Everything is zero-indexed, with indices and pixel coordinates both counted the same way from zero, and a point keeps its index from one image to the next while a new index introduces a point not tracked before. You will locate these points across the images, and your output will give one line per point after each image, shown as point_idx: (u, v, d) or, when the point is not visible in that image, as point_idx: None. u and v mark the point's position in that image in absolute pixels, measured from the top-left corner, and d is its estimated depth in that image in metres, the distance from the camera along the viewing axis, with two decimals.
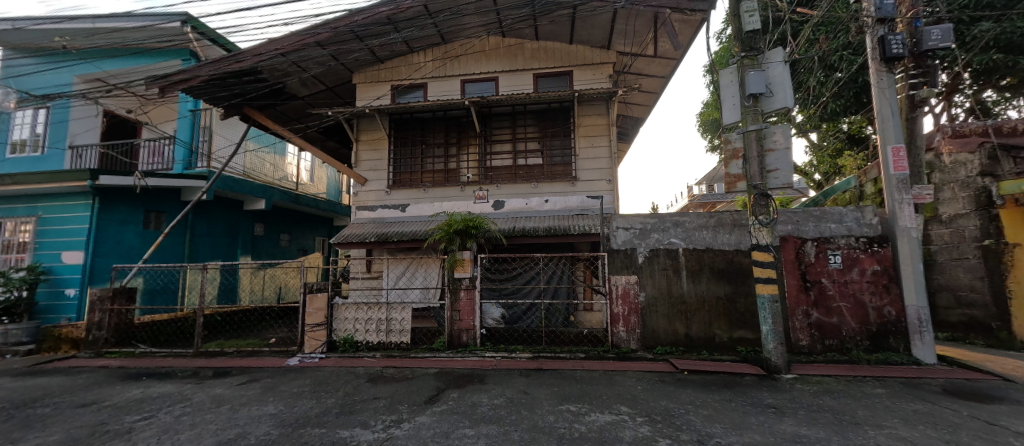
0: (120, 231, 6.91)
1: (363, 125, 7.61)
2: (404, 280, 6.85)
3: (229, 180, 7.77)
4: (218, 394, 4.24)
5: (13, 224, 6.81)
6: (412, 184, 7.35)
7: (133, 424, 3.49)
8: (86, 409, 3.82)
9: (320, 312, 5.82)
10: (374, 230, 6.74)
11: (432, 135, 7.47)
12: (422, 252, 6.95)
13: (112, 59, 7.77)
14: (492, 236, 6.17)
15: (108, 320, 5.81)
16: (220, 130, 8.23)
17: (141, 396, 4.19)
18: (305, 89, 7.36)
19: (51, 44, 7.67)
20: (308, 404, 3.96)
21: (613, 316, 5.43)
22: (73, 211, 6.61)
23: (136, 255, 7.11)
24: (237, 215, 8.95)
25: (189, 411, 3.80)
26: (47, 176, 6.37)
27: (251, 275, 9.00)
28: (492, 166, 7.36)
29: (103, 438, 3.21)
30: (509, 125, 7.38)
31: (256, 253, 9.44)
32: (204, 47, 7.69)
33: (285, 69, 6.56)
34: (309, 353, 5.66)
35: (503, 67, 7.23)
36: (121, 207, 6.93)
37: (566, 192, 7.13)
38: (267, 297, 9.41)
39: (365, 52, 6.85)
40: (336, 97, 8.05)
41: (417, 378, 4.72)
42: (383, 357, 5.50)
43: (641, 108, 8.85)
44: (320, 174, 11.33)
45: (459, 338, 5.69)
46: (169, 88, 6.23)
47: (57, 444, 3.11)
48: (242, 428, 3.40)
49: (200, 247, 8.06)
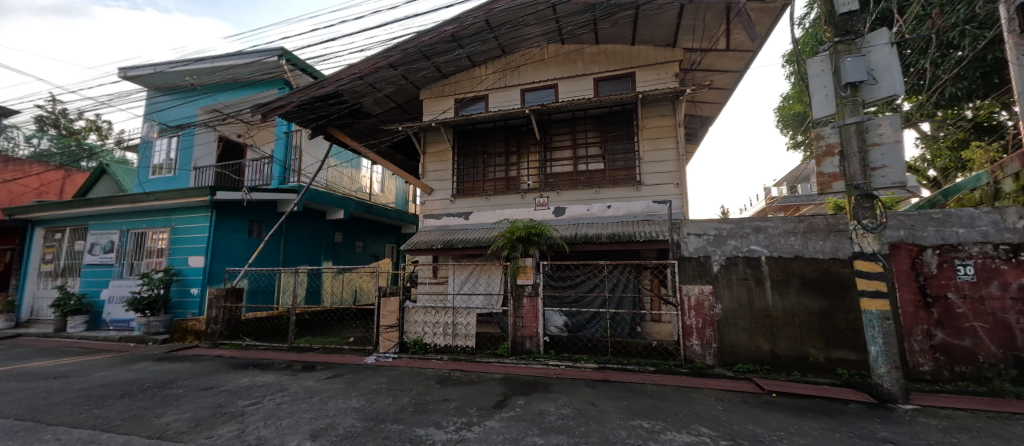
0: (231, 239, 7.99)
1: (429, 138, 8.04)
2: (468, 286, 7.07)
3: (315, 193, 8.68)
4: (309, 386, 4.69)
5: (153, 233, 8.16)
6: (475, 193, 7.59)
7: (244, 408, 3.98)
8: (208, 392, 4.45)
9: (392, 314, 6.21)
10: (440, 237, 7.04)
11: (493, 145, 7.67)
12: (484, 258, 7.12)
13: (225, 92, 9.14)
14: (554, 243, 6.15)
15: (222, 315, 6.74)
16: (308, 148, 9.23)
17: (249, 384, 4.78)
18: (378, 108, 7.98)
19: (182, 82, 9.20)
20: (386, 400, 4.22)
21: (686, 328, 5.08)
22: (197, 222, 7.82)
23: (243, 259, 8.19)
24: (320, 224, 9.92)
25: (287, 400, 4.24)
26: (179, 193, 7.62)
27: (332, 278, 9.90)
28: (552, 172, 7.36)
29: (223, 419, 3.71)
30: (569, 131, 7.34)
31: (336, 258, 10.38)
32: (296, 76, 8.71)
33: (362, 91, 7.18)
34: (383, 353, 6.06)
35: (563, 74, 7.23)
36: (231, 217, 8.04)
37: (630, 197, 6.90)
38: (346, 299, 10.27)
39: (431, 69, 7.28)
40: (405, 113, 8.62)
41: (483, 382, 4.81)
42: (450, 360, 5.71)
43: (711, 106, 8.32)
44: (389, 185, 12.16)
45: (523, 345, 5.71)
46: (269, 113, 7.12)
47: (190, 420, 3.66)
48: (332, 418, 3.72)
49: (291, 253, 9.06)
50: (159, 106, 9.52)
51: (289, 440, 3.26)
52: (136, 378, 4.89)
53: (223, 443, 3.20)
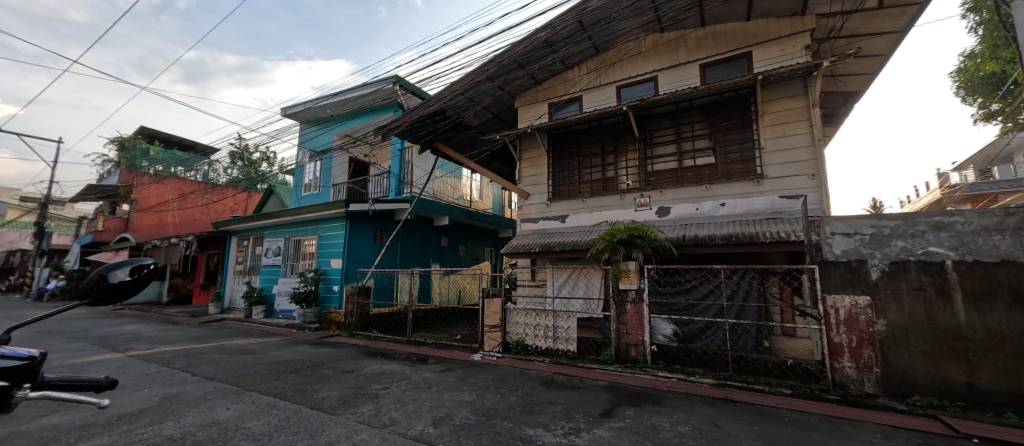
0: (360, 244, 9.34)
1: (525, 145, 8.24)
2: (567, 289, 7.00)
3: (425, 202, 9.63)
4: (428, 377, 5.18)
5: (305, 240, 9.99)
6: (571, 195, 7.54)
7: (378, 391, 4.57)
8: (350, 375, 5.23)
9: (496, 315, 6.50)
10: (538, 240, 7.14)
11: (589, 146, 7.55)
12: (583, 262, 7.02)
13: (353, 118, 10.80)
14: (660, 246, 5.76)
15: (356, 309, 7.90)
16: (418, 162, 10.35)
17: (379, 370, 5.49)
18: (478, 120, 8.51)
19: (323, 114, 11.14)
20: (495, 397, 4.41)
21: (833, 347, 4.24)
22: (335, 230, 9.32)
23: (369, 261, 9.47)
24: (428, 230, 10.96)
25: (410, 388, 4.74)
26: (323, 207, 9.18)
27: (440, 279, 10.84)
28: (653, 170, 6.93)
29: (362, 399, 4.31)
30: (672, 124, 6.83)
31: (442, 261, 11.33)
32: (407, 98, 9.85)
33: (463, 106, 7.73)
34: (489, 352, 6.37)
35: (663, 64, 6.77)
36: (361, 226, 9.37)
37: (750, 193, 6.11)
38: (451, 298, 11.14)
39: (526, 77, 7.49)
40: (501, 123, 9.02)
41: (588, 388, 4.70)
42: (552, 363, 5.74)
43: (858, 78, 6.91)
44: (487, 192, 12.84)
45: (627, 353, 5.43)
46: (387, 134, 8.11)
47: (339, 398, 4.34)
48: (449, 409, 4.04)
49: (407, 256, 10.19)
50: (307, 135, 11.69)
51: (415, 424, 3.62)
52: (299, 358, 6.01)
53: (365, 420, 3.71)
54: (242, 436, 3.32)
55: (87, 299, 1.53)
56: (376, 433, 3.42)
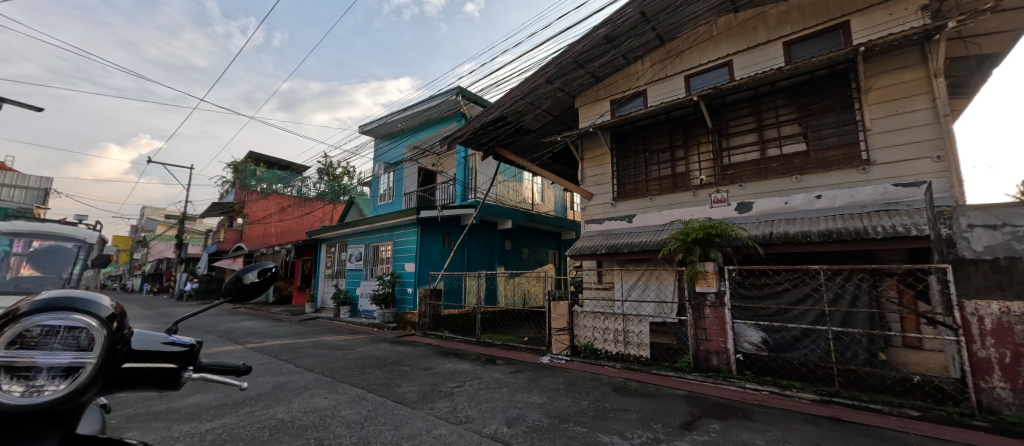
0: (431, 249, 9.92)
1: (587, 144, 8.09)
2: (637, 292, 6.71)
3: (489, 206, 9.95)
4: (498, 378, 5.30)
5: (382, 245, 10.85)
6: (638, 194, 7.23)
7: (453, 389, 4.79)
8: (426, 372, 5.56)
9: (563, 317, 6.44)
10: (604, 241, 6.94)
11: (656, 141, 7.19)
12: (654, 263, 6.69)
13: (420, 130, 11.51)
14: (741, 244, 5.30)
15: (429, 310, 8.38)
16: (482, 168, 10.85)
17: (453, 369, 5.74)
18: (538, 123, 8.56)
19: (395, 128, 12.05)
20: (566, 401, 4.35)
21: (977, 364, 3.51)
22: (408, 236, 10.01)
23: (439, 265, 10.00)
24: (493, 234, 11.26)
25: (482, 388, 4.88)
26: (396, 214, 9.90)
27: (505, 282, 11.07)
28: (731, 162, 6.39)
29: (439, 396, 4.54)
30: (752, 111, 6.26)
31: (507, 264, 11.56)
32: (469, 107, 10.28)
33: (523, 110, 7.83)
34: (557, 354, 6.33)
35: (739, 47, 6.24)
36: (430, 231, 9.93)
37: (853, 182, 5.36)
38: (517, 300, 11.32)
39: (587, 76, 7.39)
40: (562, 124, 8.99)
41: (665, 396, 4.42)
42: (624, 368, 5.52)
43: (996, 37, 5.73)
44: (549, 194, 12.85)
45: (708, 361, 5.01)
46: (452, 143, 8.42)
47: (419, 393, 4.62)
48: (521, 410, 4.08)
49: (473, 259, 10.60)
50: (381, 148, 12.71)
51: (489, 423, 3.72)
52: (381, 355, 6.52)
53: (443, 416, 3.90)
54: (339, 423, 3.67)
55: (227, 298, 1.78)
56: (455, 429, 3.57)
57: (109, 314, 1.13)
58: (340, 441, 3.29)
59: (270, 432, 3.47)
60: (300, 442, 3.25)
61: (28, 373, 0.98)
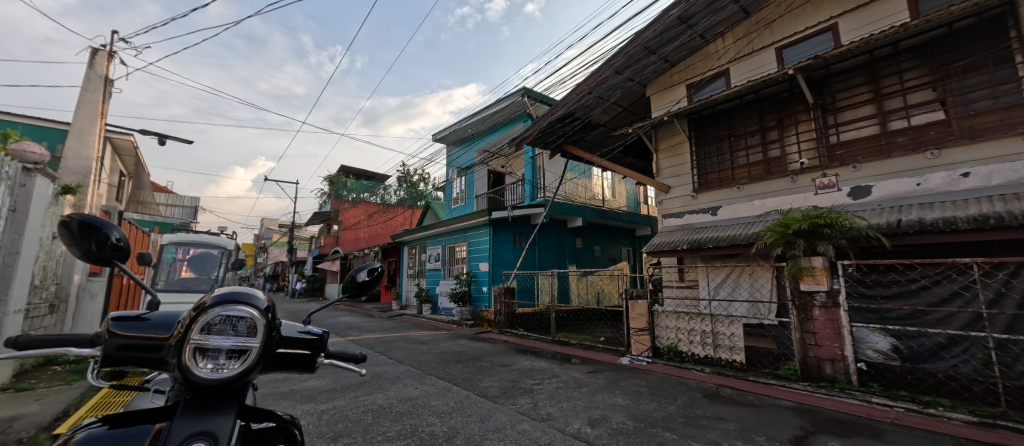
0: (503, 248, 10.21)
1: (662, 134, 7.64)
2: (726, 291, 6.17)
3: (559, 205, 9.96)
4: (577, 377, 5.24)
5: (458, 246, 11.43)
6: (722, 184, 6.64)
7: (533, 386, 4.85)
8: (506, 368, 5.71)
9: (642, 317, 6.17)
10: (685, 236, 6.49)
11: (743, 124, 6.55)
12: (746, 258, 6.11)
13: (489, 134, 11.88)
14: (858, 235, 4.58)
15: (503, 308, 8.62)
16: (549, 167, 10.90)
17: (531, 366, 5.83)
18: (607, 116, 8.32)
19: (465, 134, 12.60)
20: (651, 405, 4.13)
21: None
22: (481, 236, 10.41)
23: (511, 264, 10.26)
24: (563, 232, 11.22)
25: (562, 386, 4.87)
26: (469, 216, 10.37)
27: (577, 281, 10.99)
28: (839, 141, 5.57)
29: (519, 392, 4.64)
30: (866, 80, 5.40)
31: (579, 262, 11.45)
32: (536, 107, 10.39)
33: (591, 105, 7.68)
34: (637, 356, 6.07)
35: (845, 7, 5.42)
36: (502, 232, 10.24)
37: (1019, 154, 4.30)
38: (590, 299, 11.16)
39: (659, 62, 6.99)
40: (633, 115, 8.63)
41: (767, 407, 3.98)
42: (714, 373, 5.11)
43: None
44: (620, 189, 12.40)
45: (820, 370, 4.41)
46: (519, 144, 8.55)
47: (501, 388, 4.77)
48: (604, 411, 3.98)
49: (544, 258, 10.69)
50: (453, 154, 13.38)
51: (572, 422, 3.69)
52: (462, 350, 6.86)
53: (526, 412, 3.97)
54: (430, 412, 3.94)
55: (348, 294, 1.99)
56: (537, 425, 3.61)
57: (263, 307, 1.31)
58: (432, 428, 3.53)
59: (373, 416, 3.86)
60: (398, 427, 3.56)
61: (213, 352, 1.21)
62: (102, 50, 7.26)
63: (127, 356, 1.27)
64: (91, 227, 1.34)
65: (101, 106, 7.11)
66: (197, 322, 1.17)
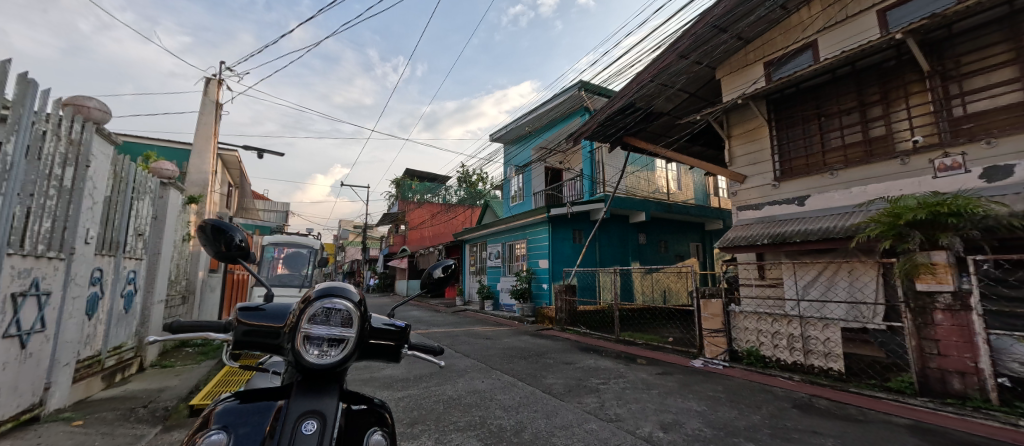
0: (562, 245, 10.16)
1: (736, 119, 7.03)
2: (818, 291, 5.51)
3: (620, 199, 9.66)
4: (645, 378, 5.03)
5: (517, 244, 11.60)
6: (811, 171, 5.92)
7: (598, 385, 4.77)
8: (570, 366, 5.68)
9: (716, 318, 5.75)
10: (765, 230, 5.91)
11: (835, 101, 5.80)
12: (842, 254, 5.42)
13: (545, 130, 11.88)
14: (994, 225, 3.83)
15: (564, 305, 8.58)
16: (609, 161, 10.61)
17: (595, 365, 5.73)
18: (671, 104, 7.85)
19: (522, 132, 12.71)
20: (732, 412, 3.82)
21: None
22: (540, 233, 10.45)
23: (571, 261, 10.17)
24: (625, 228, 10.86)
25: (629, 387, 4.72)
26: (528, 213, 10.45)
27: (641, 278, 10.61)
28: (966, 113, 4.70)
29: (585, 390, 4.58)
30: (1002, 37, 4.52)
31: (642, 259, 11.01)
32: (593, 100, 10.18)
33: (654, 93, 7.30)
34: (711, 359, 5.67)
35: None
36: (561, 228, 10.18)
37: None
38: (656, 298, 10.68)
39: (732, 41, 6.42)
40: (701, 100, 8.08)
41: (875, 423, 3.48)
42: (805, 382, 4.60)
43: None
44: (686, 181, 11.68)
45: (945, 384, 3.76)
46: (577, 139, 8.40)
47: (565, 386, 4.75)
48: (676, 415, 3.77)
49: (605, 254, 10.45)
50: (511, 152, 13.57)
51: (643, 425, 3.56)
52: (525, 346, 6.95)
53: (593, 411, 3.91)
54: (497, 405, 4.06)
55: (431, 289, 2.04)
56: (606, 425, 3.53)
57: (356, 299, 1.39)
58: (500, 421, 3.63)
59: (445, 406, 4.07)
60: (468, 418, 3.71)
61: (317, 339, 1.30)
62: (213, 79, 8.52)
63: (252, 342, 1.46)
64: (219, 230, 1.55)
65: (213, 127, 8.35)
66: (304, 313, 1.27)
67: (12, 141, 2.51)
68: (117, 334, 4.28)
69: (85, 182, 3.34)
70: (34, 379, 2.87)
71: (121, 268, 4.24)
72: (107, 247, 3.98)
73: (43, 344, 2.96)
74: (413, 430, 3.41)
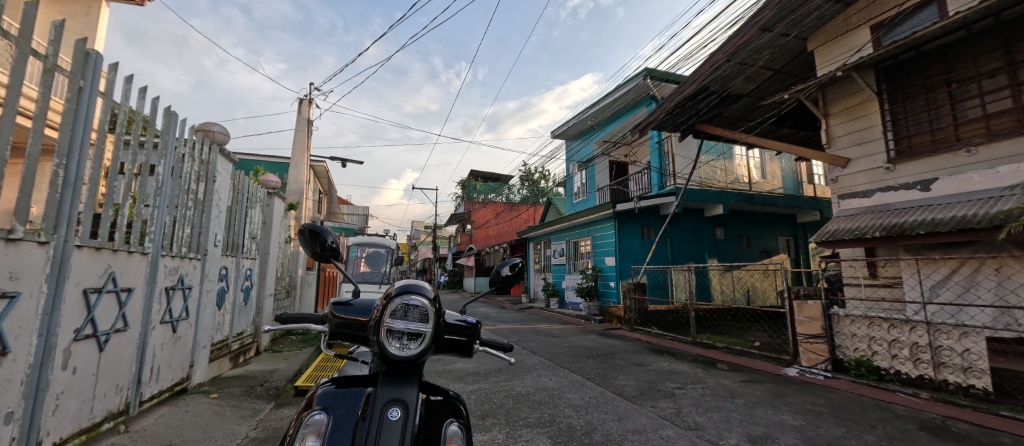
0: (630, 242, 9.77)
1: (835, 95, 6.13)
2: (952, 292, 4.58)
3: (693, 192, 9.00)
4: (728, 386, 4.61)
5: (582, 241, 11.40)
6: (938, 149, 4.93)
7: (674, 390, 4.49)
8: (641, 368, 5.43)
9: (814, 322, 5.07)
10: (876, 220, 5.06)
11: (974, 62, 4.74)
12: (986, 248, 4.44)
13: (609, 123, 11.53)
14: None
15: (633, 304, 8.23)
16: (679, 151, 9.94)
17: (669, 368, 5.40)
18: (752, 84, 7.11)
19: (584, 127, 12.46)
20: (837, 430, 3.34)
21: None
22: (605, 230, 10.16)
23: (640, 258, 9.77)
24: (700, 223, 10.12)
25: (709, 394, 4.37)
26: (593, 210, 10.22)
27: (720, 277, 9.82)
28: None
29: (659, 395, 4.34)
30: None
31: (720, 255, 10.14)
32: (660, 87, 9.64)
33: (731, 74, 6.65)
34: (809, 368, 5.02)
35: None
36: (628, 225, 9.81)
37: None
38: (738, 298, 9.79)
39: (828, 4, 5.52)
40: (789, 77, 7.18)
41: None
42: (935, 400, 3.85)
43: None
44: (772, 168, 10.50)
45: None
46: (643, 130, 7.93)
47: (637, 389, 4.55)
48: (768, 429, 3.40)
49: (678, 251, 9.85)
50: (573, 148, 13.36)
51: (726, 435, 3.27)
52: (593, 345, 6.81)
53: (668, 417, 3.70)
54: (566, 404, 4.03)
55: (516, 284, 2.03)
56: (684, 433, 3.31)
57: (431, 296, 1.46)
58: (570, 420, 3.60)
59: (514, 401, 4.15)
60: (538, 414, 3.75)
61: (398, 333, 1.39)
62: (305, 99, 9.67)
63: (344, 333, 1.62)
64: (316, 233, 1.75)
65: (306, 142, 9.49)
66: (386, 308, 1.36)
67: (162, 163, 3.07)
68: (239, 322, 5.08)
69: (212, 195, 3.98)
70: (182, 358, 3.52)
71: (240, 266, 5.02)
72: (230, 248, 4.74)
73: (188, 329, 3.62)
74: (484, 423, 3.54)
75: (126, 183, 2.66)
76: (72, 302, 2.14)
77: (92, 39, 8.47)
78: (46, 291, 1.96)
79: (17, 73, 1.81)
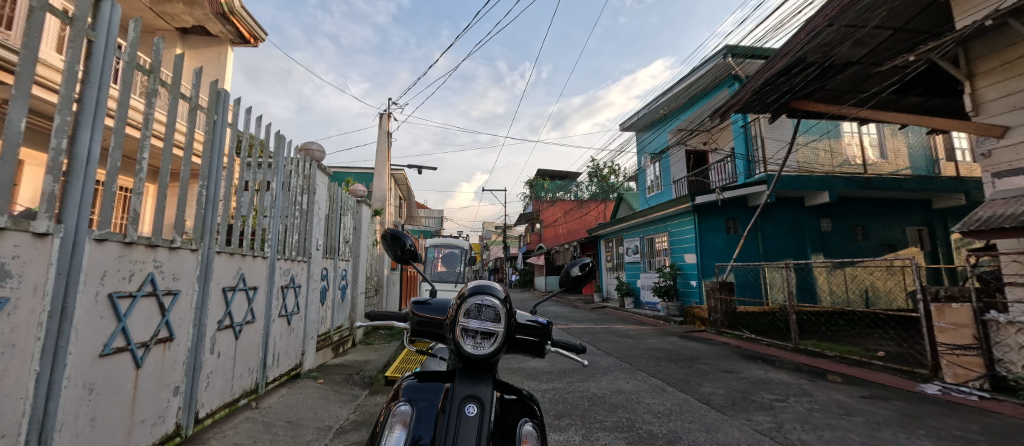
0: (713, 237, 8.96)
1: (985, 49, 4.90)
2: None
3: (789, 179, 7.92)
4: (842, 401, 3.96)
5: (657, 238, 10.75)
6: None
7: (772, 402, 3.99)
8: (731, 375, 4.93)
9: (962, 330, 4.13)
10: None
11: None
12: None
13: (686, 110, 10.72)
14: None
15: (719, 305, 7.52)
16: (770, 133, 8.84)
17: (766, 377, 4.82)
18: (863, 48, 6.01)
19: (656, 116, 11.73)
20: None
21: None
22: (684, 225, 9.45)
23: (726, 255, 8.90)
24: (799, 214, 8.89)
25: (818, 409, 3.79)
26: (668, 204, 9.56)
27: (828, 275, 8.49)
28: None
29: (754, 406, 3.90)
30: None
31: (828, 250, 8.78)
32: (745, 65, 8.66)
33: (836, 40, 5.68)
34: (955, 385, 4.09)
35: None
36: (710, 218, 8.99)
37: None
38: (853, 300, 8.38)
39: None
40: (916, 34, 5.91)
41: None
42: None
43: None
44: (895, 145, 8.79)
45: None
46: (725, 115, 7.20)
47: (726, 398, 4.14)
48: None
49: (772, 246, 8.76)
50: (645, 139, 12.67)
51: None
52: (673, 349, 6.37)
53: (766, 432, 3.29)
54: (646, 409, 3.82)
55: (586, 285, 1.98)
56: None
57: (502, 297, 1.48)
58: (650, 427, 3.41)
59: (589, 403, 4.05)
60: (615, 418, 3.61)
61: (471, 332, 1.44)
62: (385, 114, 10.59)
63: (424, 330, 1.73)
64: (397, 238, 1.90)
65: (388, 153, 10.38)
66: (461, 308, 1.41)
67: (274, 179, 3.60)
68: (338, 317, 5.75)
69: (313, 206, 4.57)
70: (295, 346, 4.09)
71: (338, 267, 5.68)
72: (329, 251, 5.39)
73: (299, 322, 4.20)
74: (559, 423, 3.51)
75: (249, 199, 3.16)
76: (214, 298, 2.60)
77: (222, 80, 10.24)
78: (197, 290, 2.41)
79: (173, 114, 2.25)
